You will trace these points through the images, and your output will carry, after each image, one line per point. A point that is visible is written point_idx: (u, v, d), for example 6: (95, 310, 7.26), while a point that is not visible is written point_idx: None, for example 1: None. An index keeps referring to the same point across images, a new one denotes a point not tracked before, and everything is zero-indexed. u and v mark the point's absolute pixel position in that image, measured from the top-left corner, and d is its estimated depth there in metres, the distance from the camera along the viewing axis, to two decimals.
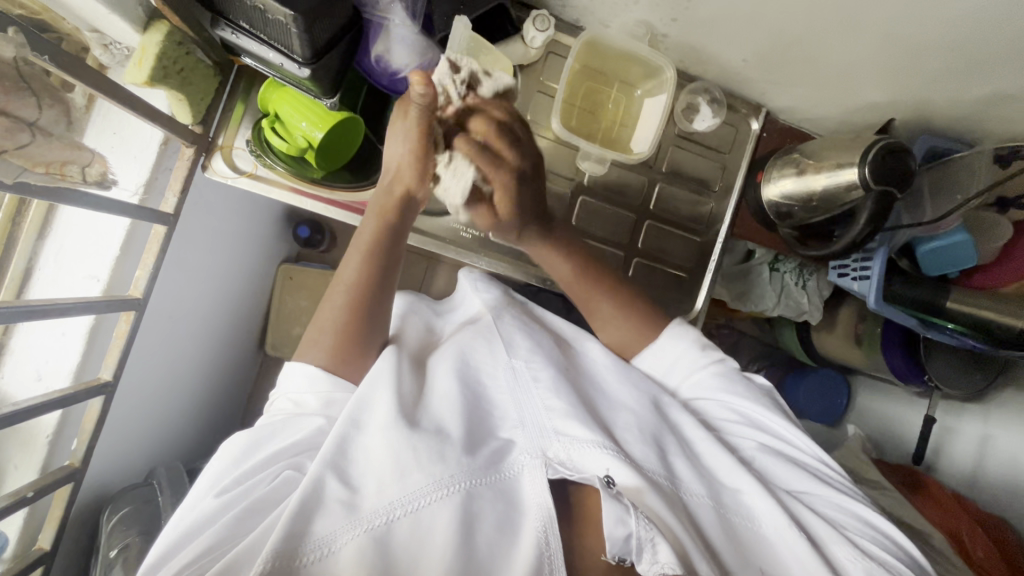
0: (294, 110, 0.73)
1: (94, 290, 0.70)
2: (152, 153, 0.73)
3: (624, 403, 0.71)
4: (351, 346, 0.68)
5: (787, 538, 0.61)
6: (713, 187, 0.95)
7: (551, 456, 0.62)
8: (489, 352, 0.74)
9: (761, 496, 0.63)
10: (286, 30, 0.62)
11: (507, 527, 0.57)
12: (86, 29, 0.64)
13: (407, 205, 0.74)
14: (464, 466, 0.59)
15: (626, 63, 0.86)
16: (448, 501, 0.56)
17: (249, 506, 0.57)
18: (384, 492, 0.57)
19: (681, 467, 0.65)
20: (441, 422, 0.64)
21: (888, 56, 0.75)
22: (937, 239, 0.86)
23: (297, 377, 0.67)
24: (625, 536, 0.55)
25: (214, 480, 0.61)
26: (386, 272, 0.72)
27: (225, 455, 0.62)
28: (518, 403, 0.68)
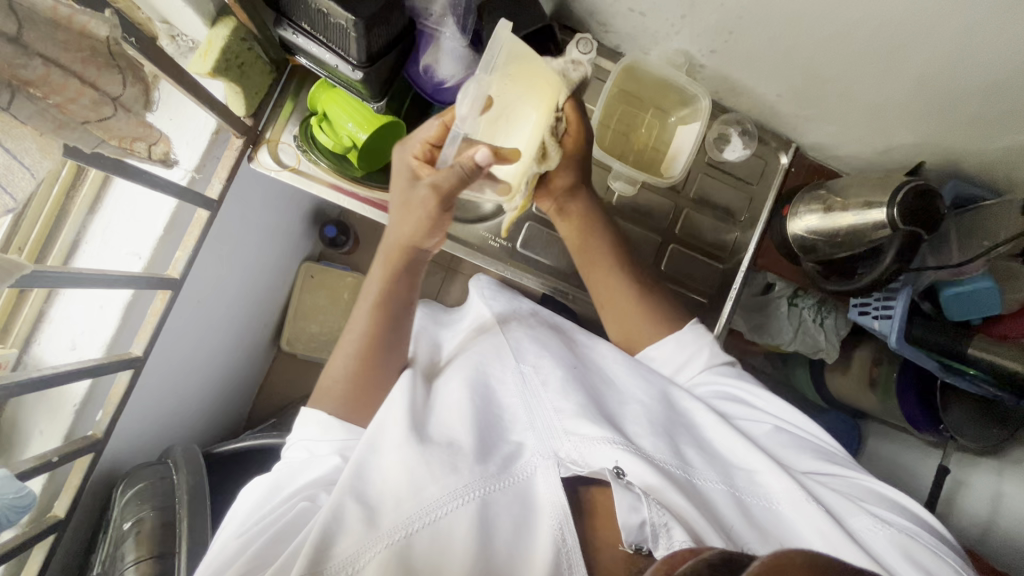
0: (341, 111, 0.76)
1: (135, 267, 0.73)
2: (203, 141, 0.76)
3: (632, 397, 0.72)
4: (359, 396, 0.71)
5: (803, 514, 0.59)
6: (738, 218, 0.97)
7: (562, 456, 0.63)
8: (497, 358, 0.76)
9: (775, 473, 0.62)
10: (345, 34, 0.65)
11: (524, 530, 0.58)
12: (158, 19, 0.68)
13: (414, 258, 0.74)
14: (478, 474, 0.60)
15: (663, 90, 0.89)
16: (466, 509, 0.57)
17: (272, 536, 0.57)
18: (401, 507, 0.57)
19: (693, 458, 0.65)
20: (451, 433, 0.65)
21: (919, 101, 0.77)
22: (961, 285, 0.87)
23: (310, 425, 0.69)
24: (640, 523, 0.55)
25: (237, 522, 0.61)
26: (398, 316, 0.74)
27: (249, 498, 0.64)
28: (529, 406, 0.69)
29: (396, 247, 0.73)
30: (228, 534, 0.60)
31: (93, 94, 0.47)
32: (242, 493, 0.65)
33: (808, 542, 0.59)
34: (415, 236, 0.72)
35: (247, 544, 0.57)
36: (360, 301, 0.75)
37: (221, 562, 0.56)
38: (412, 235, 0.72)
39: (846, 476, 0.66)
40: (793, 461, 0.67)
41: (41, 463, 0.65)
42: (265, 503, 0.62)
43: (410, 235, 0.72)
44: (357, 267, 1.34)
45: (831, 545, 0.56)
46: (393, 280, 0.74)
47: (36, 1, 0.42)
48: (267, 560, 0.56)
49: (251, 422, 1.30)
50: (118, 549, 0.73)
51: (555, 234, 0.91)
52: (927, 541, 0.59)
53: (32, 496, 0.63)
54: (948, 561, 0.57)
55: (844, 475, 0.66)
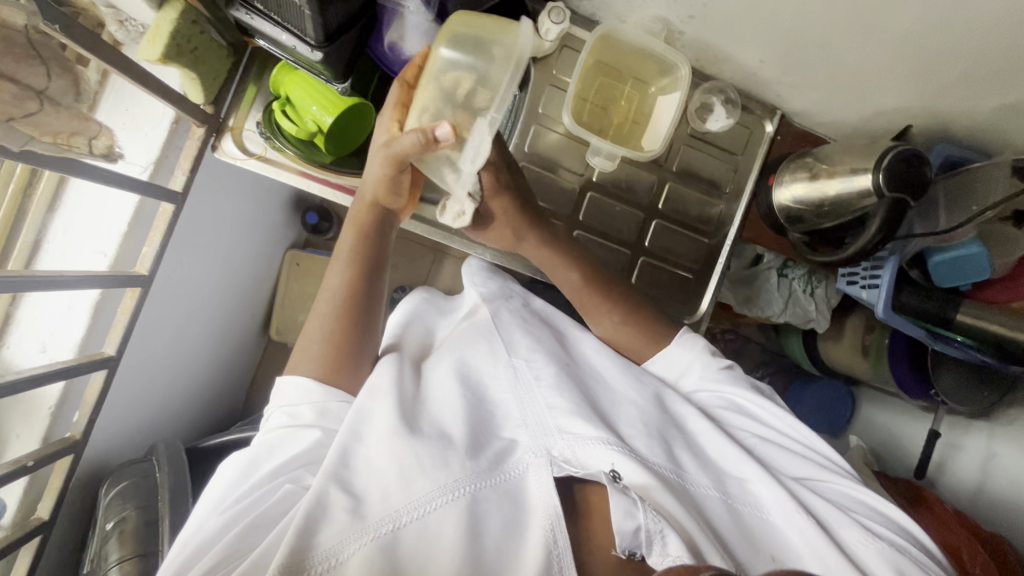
0: (305, 94, 0.73)
1: (101, 265, 0.71)
2: (162, 131, 0.73)
3: (626, 396, 0.72)
4: (341, 366, 0.69)
5: (793, 525, 0.62)
6: (723, 189, 0.95)
7: (555, 454, 0.63)
8: (489, 350, 0.74)
9: (766, 484, 0.64)
10: (299, 12, 0.62)
11: (513, 527, 0.58)
12: (102, 4, 0.65)
13: (381, 218, 0.76)
14: (468, 470, 0.59)
15: (641, 60, 0.85)
16: (454, 506, 0.57)
17: (252, 521, 0.56)
18: (389, 500, 0.57)
19: (687, 461, 0.66)
20: (443, 427, 0.64)
21: (903, 63, 0.74)
22: (950, 251, 0.85)
23: (289, 390, 0.66)
24: (635, 528, 0.56)
25: (215, 500, 0.60)
26: (373, 275, 0.74)
27: (223, 478, 0.61)
28: (521, 401, 0.68)
29: (365, 208, 0.75)
30: (205, 511, 0.59)
31: None
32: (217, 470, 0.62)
33: (794, 548, 0.62)
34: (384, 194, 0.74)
35: (228, 529, 0.56)
36: (335, 259, 0.75)
37: (202, 541, 0.56)
38: (383, 195, 0.74)
39: (832, 482, 0.69)
40: (783, 466, 0.70)
41: (13, 470, 0.64)
42: (247, 478, 0.61)
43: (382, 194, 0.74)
44: None
45: (819, 558, 0.59)
46: (365, 239, 0.75)
47: None
48: (244, 547, 0.55)
49: (246, 413, 1.30)
50: (104, 548, 0.73)
51: (544, 172, 0.90)
52: (913, 555, 0.62)
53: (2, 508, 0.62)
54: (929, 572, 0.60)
55: (836, 489, 0.69)
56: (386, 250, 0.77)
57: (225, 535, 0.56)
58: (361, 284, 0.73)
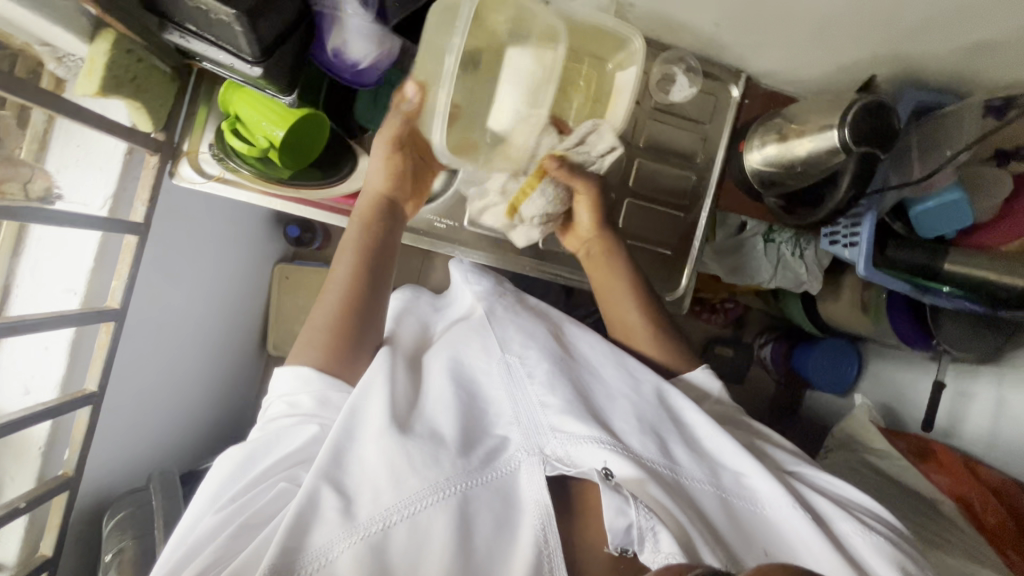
0: (254, 112, 0.73)
1: (72, 304, 0.72)
2: (117, 164, 0.72)
3: (620, 391, 0.71)
4: (350, 352, 0.70)
5: (791, 520, 0.63)
6: (694, 160, 0.93)
7: (548, 453, 0.62)
8: (482, 347, 0.73)
9: (765, 479, 0.64)
10: (230, 29, 0.61)
11: (504, 525, 0.58)
12: (37, 43, 0.63)
13: (387, 212, 0.79)
14: (459, 468, 0.59)
15: (593, 37, 0.83)
16: (444, 504, 0.57)
17: (243, 521, 0.57)
18: (379, 499, 0.57)
19: (680, 455, 0.66)
20: (435, 426, 0.64)
21: (862, 11, 0.71)
22: (931, 199, 0.82)
23: (288, 380, 0.67)
24: (626, 526, 0.55)
25: (212, 491, 0.62)
26: (378, 267, 0.75)
27: (222, 468, 0.63)
28: (513, 398, 0.68)
29: (370, 202, 0.79)
30: (204, 505, 0.61)
31: None
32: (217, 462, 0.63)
33: (790, 540, 0.63)
34: (387, 187, 0.79)
35: (224, 528, 0.57)
36: (338, 252, 0.76)
37: (197, 539, 0.57)
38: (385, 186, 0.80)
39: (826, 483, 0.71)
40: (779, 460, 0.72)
41: (5, 513, 0.66)
42: (246, 470, 0.62)
43: (386, 186, 0.79)
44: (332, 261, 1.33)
45: (816, 557, 0.60)
46: (370, 231, 0.76)
47: None
48: (236, 549, 0.56)
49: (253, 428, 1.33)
50: None
51: None
52: (907, 552, 0.63)
53: None
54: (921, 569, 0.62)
55: (827, 481, 0.71)
56: (394, 245, 0.77)
57: (220, 534, 0.57)
58: (366, 272, 0.73)
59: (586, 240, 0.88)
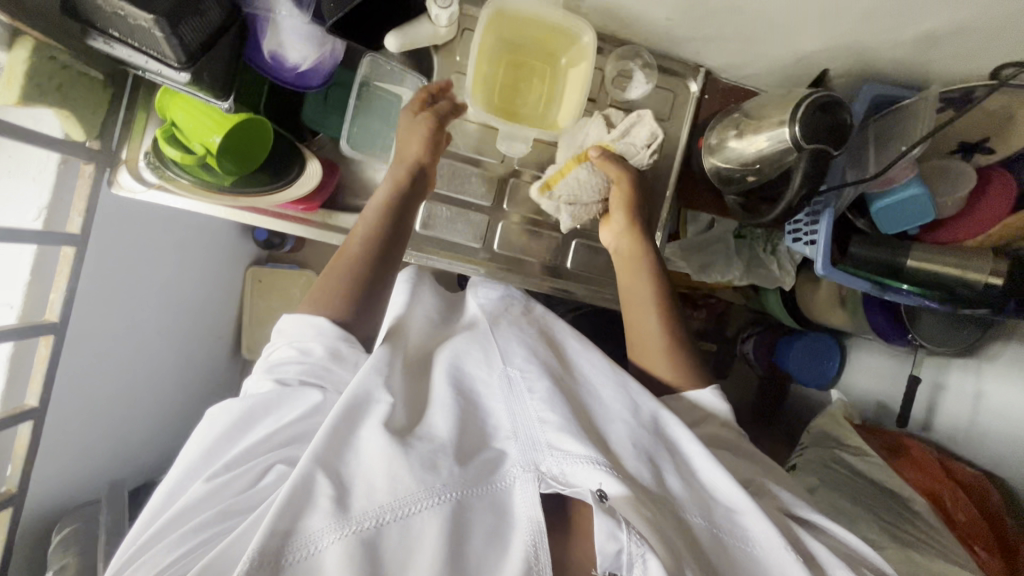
0: (190, 119, 0.71)
1: (10, 318, 0.70)
2: (50, 174, 0.70)
3: (618, 414, 0.69)
4: (364, 306, 0.69)
5: (780, 558, 0.61)
6: (654, 157, 0.90)
7: (543, 470, 0.60)
8: (484, 358, 0.71)
9: (759, 516, 0.62)
10: (151, 34, 0.59)
11: (495, 539, 0.57)
12: None
13: (414, 182, 0.77)
14: (456, 476, 0.58)
15: (542, 33, 0.81)
16: (437, 510, 0.55)
17: (224, 507, 0.56)
18: (374, 496, 0.55)
19: (673, 486, 0.64)
20: (435, 433, 0.62)
21: (810, 3, 0.69)
22: (891, 195, 0.79)
23: (299, 325, 0.66)
24: (616, 550, 0.55)
25: (204, 448, 0.61)
26: (391, 246, 0.74)
27: (218, 426, 0.61)
28: (512, 412, 0.66)
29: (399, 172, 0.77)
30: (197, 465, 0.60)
31: None
32: (212, 415, 0.62)
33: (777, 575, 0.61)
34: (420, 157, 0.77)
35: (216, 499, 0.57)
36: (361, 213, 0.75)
37: (186, 506, 0.57)
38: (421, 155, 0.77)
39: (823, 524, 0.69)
40: (783, 497, 0.69)
41: None
42: (239, 435, 0.61)
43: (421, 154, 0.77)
44: (305, 263, 1.32)
45: None
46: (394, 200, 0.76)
47: None
48: (219, 533, 0.55)
49: None
50: None
51: (460, 161, 0.87)
52: None
53: None
54: None
55: (827, 525, 0.69)
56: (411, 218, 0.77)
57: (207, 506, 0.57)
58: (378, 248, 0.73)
59: (619, 234, 0.84)
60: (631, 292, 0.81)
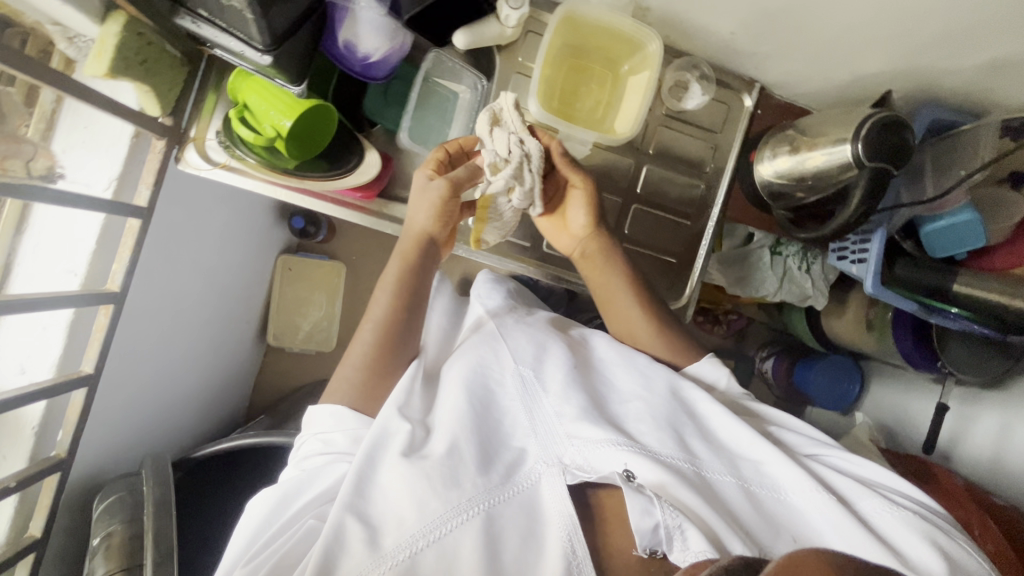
0: (262, 101, 0.72)
1: (72, 285, 0.71)
2: (123, 146, 0.71)
3: (633, 393, 0.70)
4: (374, 386, 0.72)
5: (814, 503, 0.61)
6: (704, 168, 0.92)
7: (566, 462, 0.62)
8: (496, 355, 0.72)
9: (786, 466, 0.63)
10: (242, 17, 0.61)
11: (530, 540, 0.58)
12: (47, 22, 0.63)
13: (426, 247, 0.77)
14: (481, 487, 0.59)
15: (607, 40, 0.82)
16: (471, 524, 0.56)
17: (265, 574, 0.57)
18: (404, 525, 0.57)
19: (700, 449, 0.64)
20: (453, 438, 0.63)
21: (880, 25, 0.71)
22: (943, 219, 0.81)
23: (323, 418, 0.69)
24: (654, 526, 0.55)
25: (246, 536, 0.62)
26: (413, 309, 0.76)
27: (256, 510, 0.63)
28: (528, 410, 0.67)
29: (413, 238, 0.77)
30: (241, 547, 0.61)
31: None
32: (249, 503, 0.64)
33: (815, 526, 0.61)
34: (432, 226, 0.77)
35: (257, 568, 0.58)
36: (376, 291, 0.77)
37: None
38: (432, 225, 0.77)
39: (844, 464, 0.69)
40: (793, 443, 0.71)
41: None
42: (276, 518, 0.62)
43: (432, 224, 0.76)
44: (335, 254, 1.34)
45: (846, 538, 0.58)
46: (410, 267, 0.76)
47: None
48: None
49: (249, 416, 1.32)
50: (92, 563, 0.74)
51: None
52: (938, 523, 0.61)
53: None
54: (958, 542, 0.59)
55: (842, 459, 0.69)
56: (429, 279, 0.78)
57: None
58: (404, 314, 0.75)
59: (585, 238, 0.84)
60: (605, 293, 0.83)
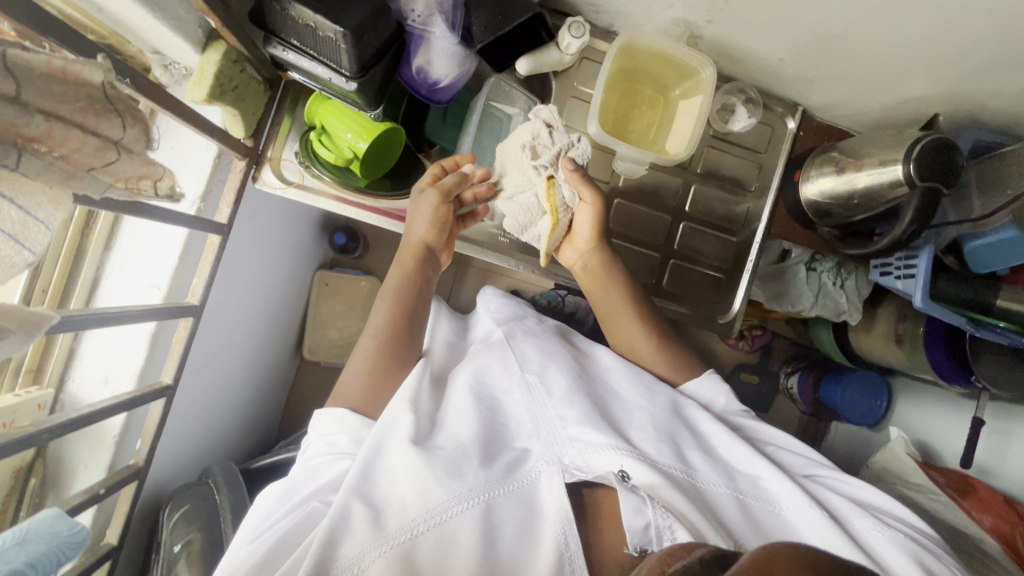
0: (340, 123, 0.75)
1: (155, 298, 0.74)
2: (206, 167, 0.76)
3: (636, 403, 0.72)
4: (378, 391, 0.73)
5: (806, 517, 0.61)
6: (748, 187, 0.95)
7: (566, 462, 0.62)
8: (503, 365, 0.75)
9: (779, 480, 0.64)
10: (335, 46, 0.65)
11: (527, 534, 0.58)
12: (148, 50, 0.67)
13: (425, 256, 0.82)
14: (482, 479, 0.60)
15: (662, 66, 0.87)
16: (470, 514, 0.57)
17: (265, 555, 0.56)
18: (407, 509, 0.57)
19: (695, 459, 0.66)
20: (457, 437, 0.65)
21: (927, 53, 0.75)
22: (986, 236, 0.84)
23: (326, 421, 0.69)
24: (645, 525, 0.56)
25: (251, 525, 0.62)
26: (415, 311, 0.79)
27: (264, 502, 0.63)
28: (532, 413, 0.69)
29: (413, 248, 0.81)
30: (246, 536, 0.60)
31: (96, 141, 0.46)
32: (257, 498, 0.64)
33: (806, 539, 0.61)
34: (429, 235, 0.81)
35: (259, 548, 0.57)
36: (379, 299, 0.80)
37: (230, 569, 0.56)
38: (430, 236, 0.81)
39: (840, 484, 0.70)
40: (790, 462, 0.72)
41: (87, 499, 0.67)
42: (280, 507, 0.62)
43: (430, 235, 0.81)
44: (370, 269, 1.36)
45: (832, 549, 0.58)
46: (411, 277, 0.80)
47: (30, 58, 0.40)
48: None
49: (284, 431, 1.33)
50: (171, 570, 0.75)
51: None
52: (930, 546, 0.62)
53: (85, 531, 0.63)
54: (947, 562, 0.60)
55: (837, 482, 0.70)
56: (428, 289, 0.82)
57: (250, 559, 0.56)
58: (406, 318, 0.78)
59: (585, 250, 0.86)
60: (606, 308, 0.85)
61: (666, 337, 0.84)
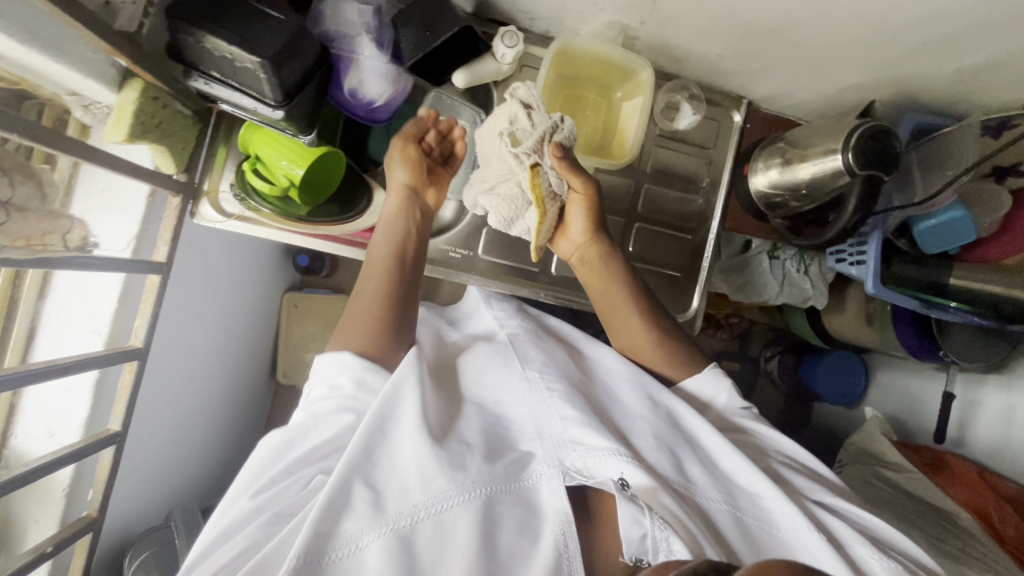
0: (273, 151, 0.74)
1: (96, 345, 0.73)
2: (140, 206, 0.74)
3: (638, 412, 0.68)
4: (389, 333, 0.69)
5: (806, 540, 0.59)
6: (700, 183, 0.95)
7: (567, 465, 0.59)
8: (504, 366, 0.72)
9: (783, 501, 0.61)
10: (255, 76, 0.63)
11: (527, 530, 0.55)
12: (64, 93, 0.65)
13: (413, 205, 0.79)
14: (485, 473, 0.57)
15: (601, 69, 0.86)
16: (469, 506, 0.54)
17: (271, 516, 0.56)
18: (408, 495, 0.55)
19: (695, 474, 0.63)
20: (461, 435, 0.61)
21: (858, 42, 0.75)
22: (934, 217, 0.84)
23: (332, 364, 0.65)
24: (641, 535, 0.54)
25: (251, 473, 0.61)
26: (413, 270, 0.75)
27: (261, 453, 0.61)
28: (535, 412, 0.65)
29: (400, 197, 0.78)
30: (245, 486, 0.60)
31: None
32: (258, 443, 0.62)
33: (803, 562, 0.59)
34: (410, 178, 0.79)
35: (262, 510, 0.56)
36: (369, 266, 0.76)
37: (233, 523, 0.57)
38: (409, 176, 0.79)
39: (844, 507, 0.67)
40: (800, 485, 0.67)
41: (35, 558, 0.66)
42: (283, 455, 0.61)
43: (408, 178, 0.79)
44: (339, 288, 1.34)
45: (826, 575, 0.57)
46: (403, 229, 0.77)
47: None
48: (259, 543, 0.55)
49: None
50: None
51: None
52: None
53: None
54: None
55: (841, 505, 0.67)
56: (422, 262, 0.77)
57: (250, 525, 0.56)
58: (405, 273, 0.74)
59: (580, 243, 0.83)
60: (604, 303, 0.82)
61: (668, 330, 0.80)
